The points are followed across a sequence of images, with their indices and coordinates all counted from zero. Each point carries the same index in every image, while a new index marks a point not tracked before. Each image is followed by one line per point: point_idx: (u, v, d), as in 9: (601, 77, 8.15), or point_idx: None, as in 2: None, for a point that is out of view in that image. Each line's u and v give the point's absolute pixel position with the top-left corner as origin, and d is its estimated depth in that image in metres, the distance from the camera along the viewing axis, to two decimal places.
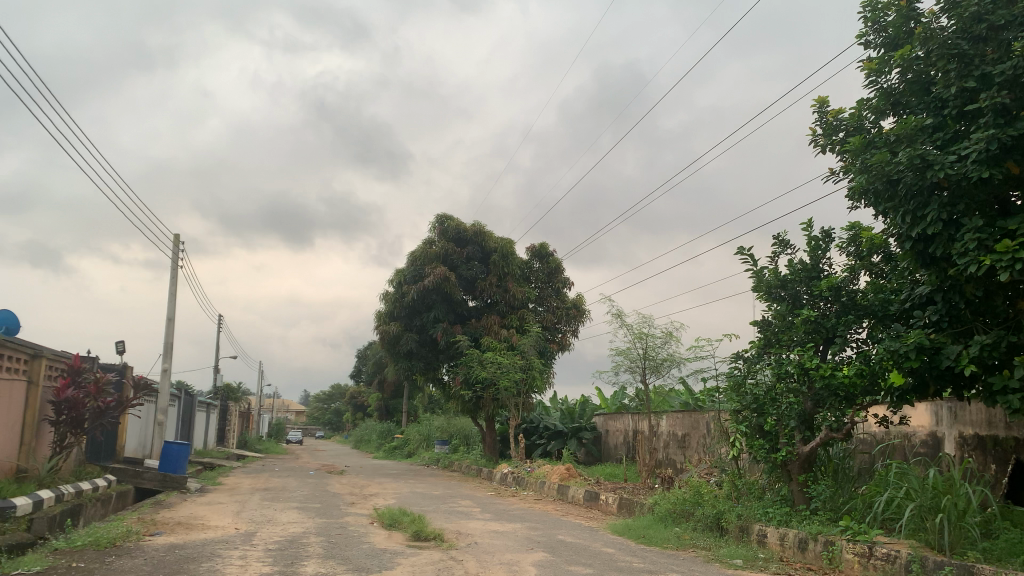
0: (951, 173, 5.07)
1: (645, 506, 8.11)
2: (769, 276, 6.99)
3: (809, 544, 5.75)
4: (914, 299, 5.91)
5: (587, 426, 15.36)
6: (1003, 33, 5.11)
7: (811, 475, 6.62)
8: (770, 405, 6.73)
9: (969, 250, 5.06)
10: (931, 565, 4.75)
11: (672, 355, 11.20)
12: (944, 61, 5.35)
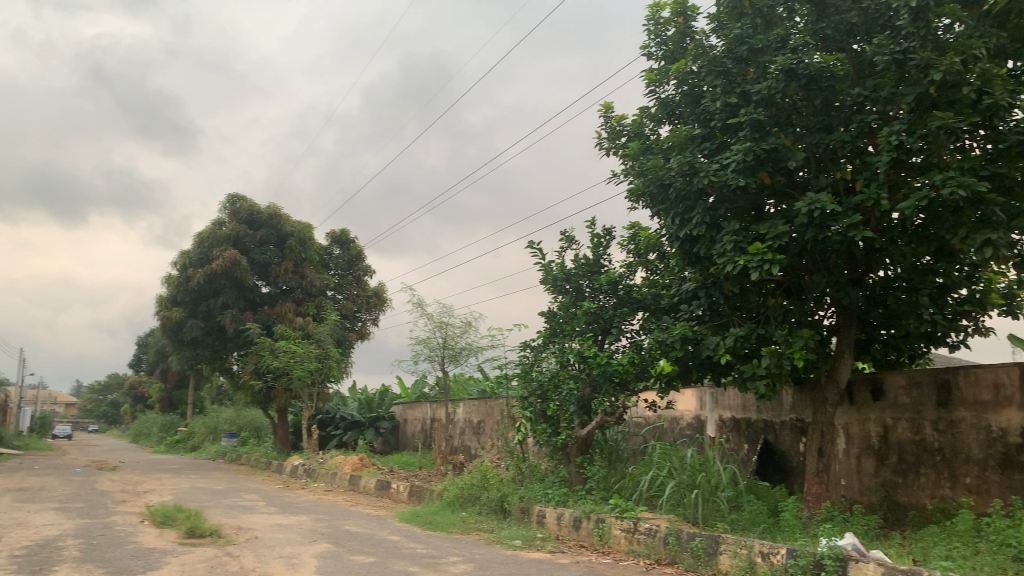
0: (714, 180, 5.55)
1: (434, 492, 8.23)
2: (556, 269, 7.26)
3: (583, 522, 6.09)
4: (682, 294, 6.47)
5: (385, 415, 15.33)
6: (762, 56, 5.64)
7: (588, 457, 7.06)
8: (553, 391, 6.97)
9: (726, 251, 5.59)
10: (685, 537, 5.18)
11: (469, 344, 11.41)
12: (711, 77, 5.84)
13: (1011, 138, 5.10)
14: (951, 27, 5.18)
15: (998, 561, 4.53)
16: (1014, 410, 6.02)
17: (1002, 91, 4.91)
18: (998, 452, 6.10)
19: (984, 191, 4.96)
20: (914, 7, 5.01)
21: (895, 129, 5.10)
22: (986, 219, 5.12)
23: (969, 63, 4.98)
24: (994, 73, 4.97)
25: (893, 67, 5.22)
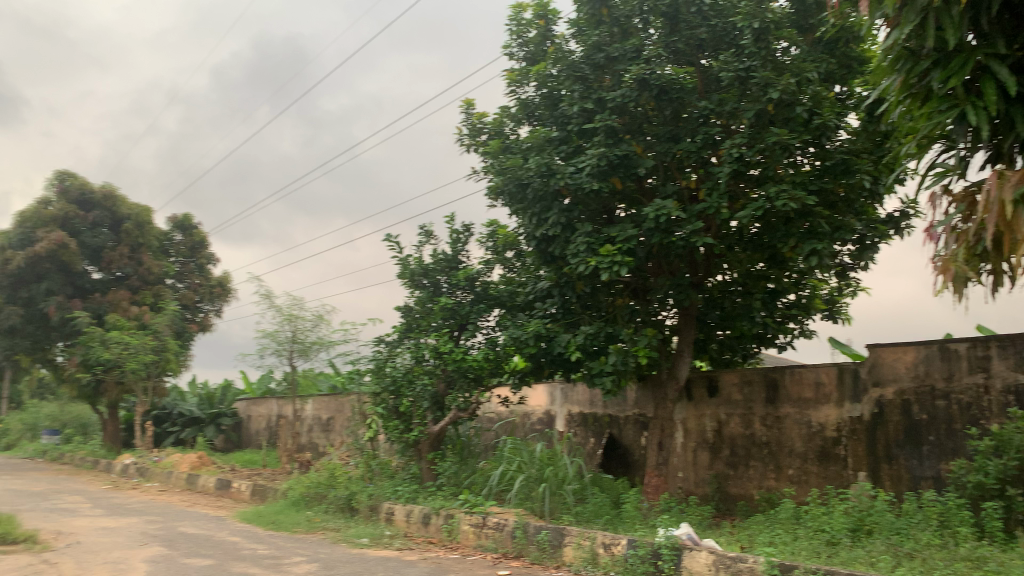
0: (569, 182, 5.69)
1: (278, 491, 7.95)
2: (414, 264, 7.15)
3: (432, 518, 6.06)
4: (537, 292, 6.60)
5: (227, 411, 14.68)
6: (616, 64, 5.81)
7: (440, 452, 7.05)
8: (406, 387, 6.82)
9: (580, 252, 5.74)
10: (532, 530, 5.24)
11: (321, 339, 11.10)
12: (569, 81, 5.97)
13: (835, 156, 5.58)
14: (788, 50, 5.61)
15: (814, 545, 4.92)
16: (831, 406, 6.67)
17: (830, 114, 5.43)
18: (817, 445, 6.72)
19: (813, 204, 5.45)
20: (757, 28, 5.39)
21: (736, 142, 5.41)
22: (812, 230, 5.61)
23: (802, 85, 5.45)
24: (824, 96, 5.53)
25: (736, 83, 5.57)
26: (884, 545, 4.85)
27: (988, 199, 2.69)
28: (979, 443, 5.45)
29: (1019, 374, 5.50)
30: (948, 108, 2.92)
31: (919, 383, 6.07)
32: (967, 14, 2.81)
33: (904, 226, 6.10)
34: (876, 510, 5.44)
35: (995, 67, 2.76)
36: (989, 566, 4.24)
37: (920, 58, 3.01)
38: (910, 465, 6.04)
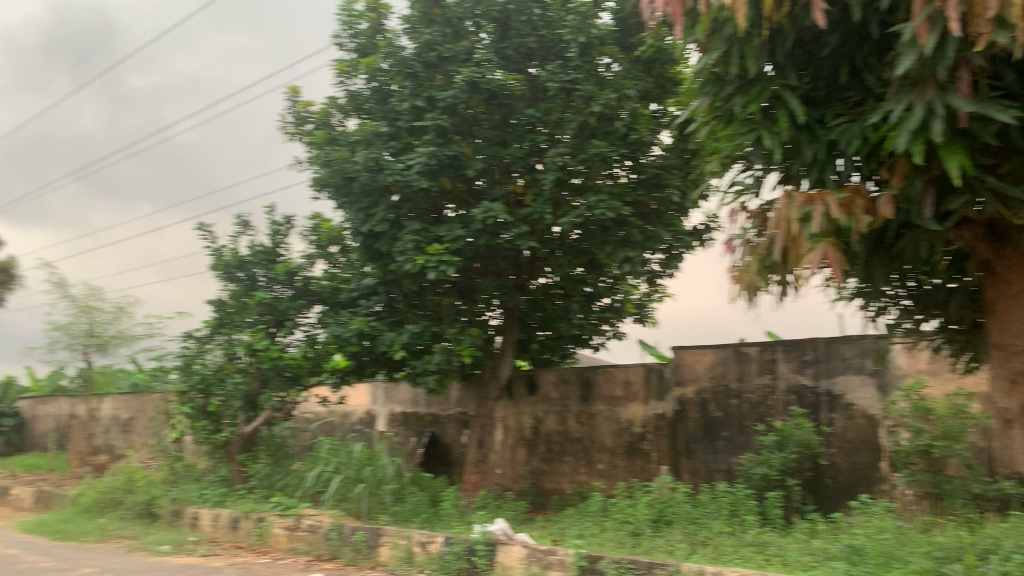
0: (397, 178, 5.63)
1: (66, 498, 7.28)
2: (229, 254, 6.77)
3: (241, 522, 5.79)
4: (361, 289, 6.44)
5: (7, 412, 13.26)
6: (447, 64, 5.83)
7: (252, 454, 6.74)
8: (216, 385, 6.45)
9: (407, 250, 5.72)
10: (348, 531, 5.12)
11: (122, 333, 10.30)
12: (400, 77, 5.92)
13: (649, 171, 5.97)
14: (610, 66, 5.90)
15: (619, 537, 5.19)
16: (638, 404, 7.09)
17: (645, 131, 5.86)
18: (625, 441, 7.12)
19: (628, 214, 5.79)
20: (582, 43, 5.68)
21: (561, 151, 5.64)
22: (627, 239, 5.95)
23: (621, 101, 5.75)
24: (640, 114, 5.90)
25: (562, 93, 5.78)
26: (681, 534, 5.20)
27: (777, 217, 2.93)
28: (764, 438, 6.01)
29: (799, 375, 6.19)
30: (748, 131, 3.19)
31: (715, 383, 6.63)
32: (765, 46, 3.07)
33: (707, 239, 6.60)
34: (675, 501, 5.84)
35: (787, 97, 3.05)
36: (769, 549, 4.67)
37: (724, 83, 3.26)
38: (706, 458, 6.59)
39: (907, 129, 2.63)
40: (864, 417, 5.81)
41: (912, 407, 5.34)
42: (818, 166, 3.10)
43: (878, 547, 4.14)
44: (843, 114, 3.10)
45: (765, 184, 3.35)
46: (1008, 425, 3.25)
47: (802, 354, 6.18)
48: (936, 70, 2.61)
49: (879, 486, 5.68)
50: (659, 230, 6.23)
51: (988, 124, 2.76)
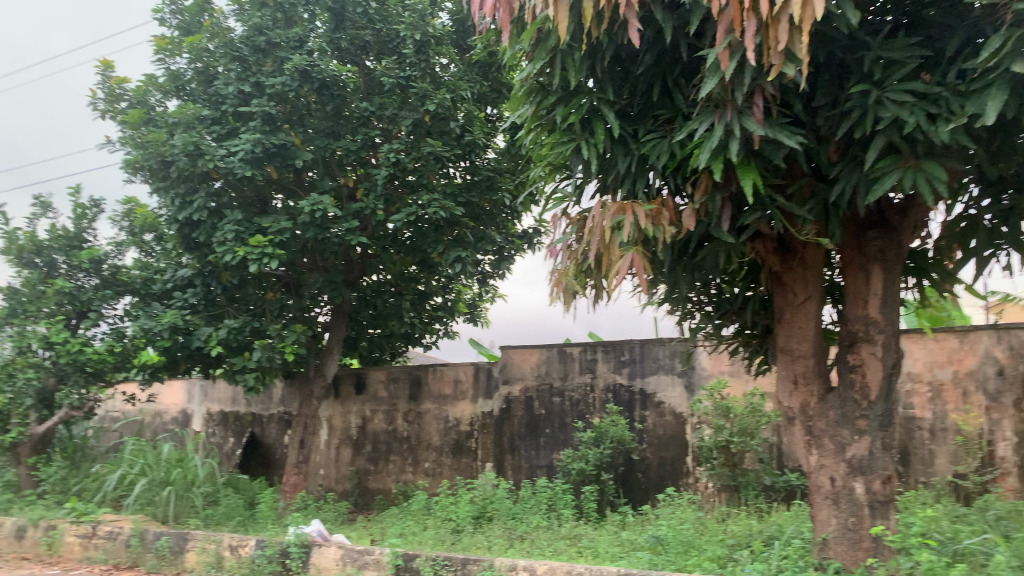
0: (219, 165, 5.34)
1: None
2: (24, 238, 6.11)
3: (28, 531, 5.29)
4: (176, 280, 6.11)
5: None
6: (278, 51, 5.58)
7: (45, 456, 6.18)
8: (4, 382, 5.87)
9: (227, 240, 5.45)
10: (151, 537, 4.82)
11: None
12: (225, 60, 5.61)
13: (483, 173, 6.02)
14: (447, 66, 5.92)
15: (438, 534, 5.22)
16: (466, 402, 7.17)
17: (479, 133, 5.84)
18: (451, 439, 7.17)
19: (460, 214, 5.82)
20: (418, 40, 5.66)
21: (394, 147, 5.59)
22: (459, 239, 5.97)
23: (456, 102, 5.77)
24: (474, 116, 5.89)
25: (397, 90, 5.74)
26: (500, 529, 5.30)
27: (592, 225, 2.99)
28: (583, 435, 6.25)
29: (616, 375, 6.53)
30: (568, 141, 3.28)
31: (540, 382, 6.86)
32: (586, 60, 3.18)
33: (536, 242, 6.77)
34: (496, 498, 5.95)
35: (605, 110, 3.17)
36: (582, 542, 4.87)
37: (547, 92, 3.35)
38: (529, 455, 6.78)
39: (708, 147, 2.81)
40: (672, 414, 6.25)
41: (715, 405, 5.76)
42: (631, 177, 3.25)
43: (678, 536, 4.41)
44: (654, 130, 3.26)
45: (584, 192, 3.47)
46: (790, 422, 3.58)
47: (619, 354, 6.54)
48: (734, 95, 2.81)
49: (685, 479, 6.10)
50: (491, 231, 6.32)
51: (779, 148, 3.00)
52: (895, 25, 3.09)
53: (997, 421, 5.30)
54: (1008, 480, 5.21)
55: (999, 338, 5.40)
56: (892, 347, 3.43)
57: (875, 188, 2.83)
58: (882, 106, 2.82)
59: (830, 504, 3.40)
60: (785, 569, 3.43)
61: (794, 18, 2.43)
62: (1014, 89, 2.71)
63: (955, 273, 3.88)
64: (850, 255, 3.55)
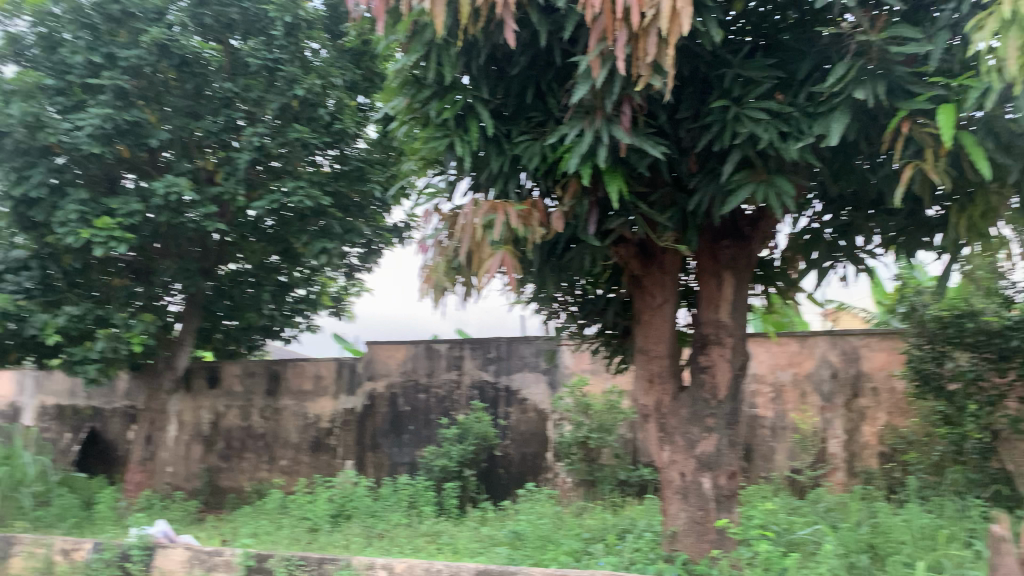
0: (63, 140, 4.90)
1: None
2: None
3: None
4: (8, 262, 5.56)
5: None
6: (135, 22, 5.15)
7: None
8: None
9: (70, 221, 5.04)
10: None
11: None
12: (73, 27, 5.03)
13: (353, 162, 5.94)
14: (318, 52, 5.75)
15: (294, 533, 5.05)
16: (328, 397, 7.00)
17: (350, 122, 5.78)
18: (311, 435, 6.97)
19: (327, 204, 5.66)
20: (288, 22, 5.47)
21: (259, 131, 5.36)
22: (325, 230, 5.82)
23: (326, 88, 5.69)
24: (345, 104, 5.82)
25: (263, 72, 5.48)
26: (359, 527, 5.20)
27: (463, 222, 2.98)
28: (446, 432, 6.25)
29: (482, 372, 6.59)
30: (442, 137, 3.26)
31: (405, 378, 6.80)
32: (462, 57, 3.18)
33: (405, 236, 6.70)
34: (356, 495, 5.84)
35: (479, 109, 3.17)
36: (442, 538, 4.86)
37: (422, 86, 3.31)
38: (391, 452, 6.70)
39: (578, 152, 2.87)
40: (535, 411, 6.38)
41: (576, 402, 5.97)
42: (503, 177, 3.27)
43: (536, 531, 4.48)
44: (527, 131, 3.30)
45: (455, 189, 3.45)
46: (644, 419, 3.69)
47: (485, 352, 6.60)
48: (604, 102, 2.89)
49: (545, 475, 6.24)
50: (359, 223, 6.18)
51: (644, 156, 3.11)
52: (753, 46, 3.28)
53: (830, 420, 5.74)
54: (837, 474, 5.65)
55: (834, 343, 5.84)
56: (739, 350, 3.64)
57: (730, 200, 2.99)
58: (740, 122, 2.98)
59: (679, 498, 3.55)
60: (637, 561, 3.56)
61: (662, 32, 2.52)
62: (855, 114, 2.94)
63: (798, 282, 4.17)
64: (705, 262, 3.73)
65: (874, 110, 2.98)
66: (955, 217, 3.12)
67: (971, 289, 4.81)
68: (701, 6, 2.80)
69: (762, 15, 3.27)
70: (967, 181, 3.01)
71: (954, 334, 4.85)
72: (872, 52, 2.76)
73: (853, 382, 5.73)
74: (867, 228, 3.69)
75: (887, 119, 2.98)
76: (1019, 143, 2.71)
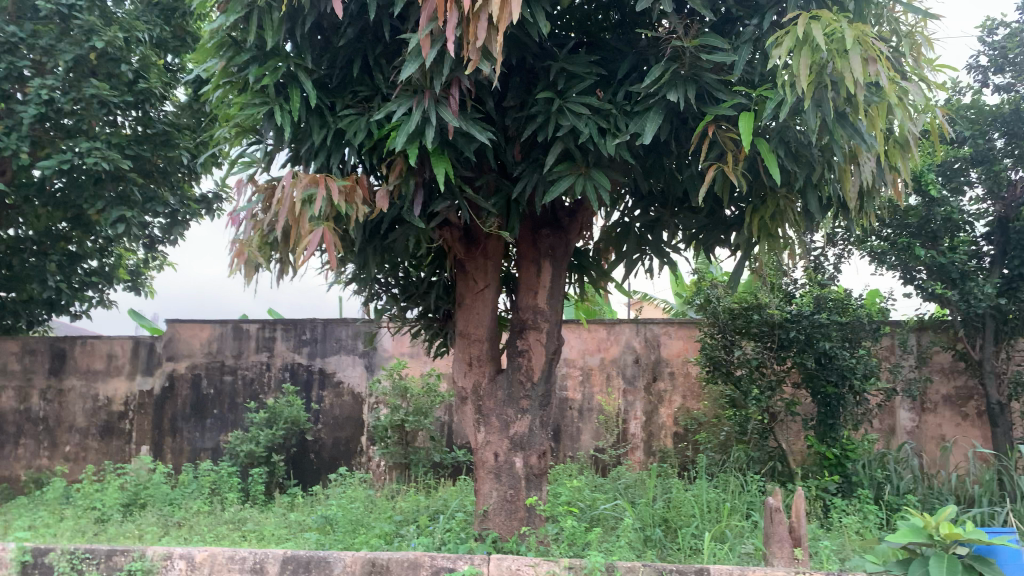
0: None
1: None
2: None
3: None
4: None
5: None
6: None
7: None
8: None
9: None
10: None
11: None
12: None
13: (157, 126, 5.44)
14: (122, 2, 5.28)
15: (78, 525, 4.62)
16: (121, 379, 6.48)
17: (156, 82, 5.27)
18: (100, 420, 6.43)
19: (127, 169, 5.21)
20: None
21: (47, 83, 4.84)
22: (124, 196, 5.35)
23: (130, 43, 5.17)
24: (152, 62, 5.32)
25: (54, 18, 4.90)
26: (154, 516, 4.86)
27: (281, 195, 2.82)
28: (255, 416, 5.99)
29: (295, 354, 6.38)
30: (260, 104, 3.06)
31: (210, 359, 6.44)
32: (286, 23, 3.02)
33: (215, 208, 6.31)
34: (151, 483, 5.46)
35: (302, 78, 3.02)
36: (247, 525, 4.65)
37: (240, 49, 3.11)
38: (192, 437, 6.33)
39: (405, 131, 2.82)
40: (350, 395, 6.30)
41: (393, 384, 5.87)
42: (325, 151, 3.14)
43: (347, 515, 4.41)
44: (352, 106, 3.19)
45: (274, 160, 3.28)
46: (462, 401, 3.72)
47: (299, 333, 6.40)
48: (432, 83, 2.85)
49: (358, 459, 6.20)
50: (164, 191, 5.74)
51: (471, 141, 3.12)
52: (578, 41, 3.40)
53: (631, 402, 6.11)
54: (636, 453, 6.03)
55: (638, 330, 6.20)
56: (554, 335, 3.77)
57: (552, 190, 3.08)
58: (563, 115, 3.06)
59: (492, 477, 3.61)
60: (448, 541, 3.59)
61: (493, 18, 2.53)
62: (667, 116, 3.12)
63: (609, 272, 4.39)
64: (525, 249, 3.83)
65: (684, 113, 3.18)
66: (750, 217, 3.41)
67: (758, 285, 5.23)
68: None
69: (587, 13, 3.42)
70: (760, 184, 3.29)
71: (742, 324, 5.31)
72: (685, 58, 2.92)
73: (653, 366, 6.12)
74: (673, 225, 3.93)
75: (695, 122, 3.19)
76: (805, 152, 2.99)
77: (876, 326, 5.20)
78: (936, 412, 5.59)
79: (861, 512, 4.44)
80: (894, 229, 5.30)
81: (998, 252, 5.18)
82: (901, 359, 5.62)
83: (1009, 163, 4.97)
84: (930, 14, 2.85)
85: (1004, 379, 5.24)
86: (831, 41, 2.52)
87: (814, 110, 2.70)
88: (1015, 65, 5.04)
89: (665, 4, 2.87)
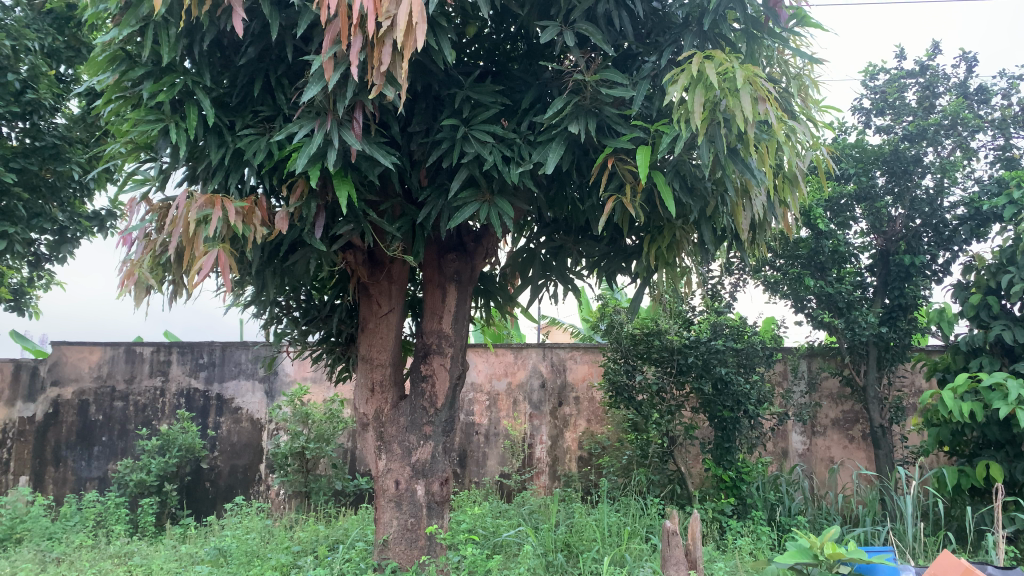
0: None
1: None
2: None
3: None
4: None
5: None
6: None
7: None
8: None
9: None
10: None
11: None
12: None
13: (47, 139, 5.15)
14: (10, 8, 5.00)
15: None
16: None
17: (46, 93, 5.07)
18: None
19: (11, 183, 4.91)
20: None
21: None
22: (8, 211, 5.03)
23: (18, 52, 4.90)
24: (42, 73, 5.09)
25: None
26: (30, 552, 4.55)
27: (175, 214, 2.67)
28: (146, 443, 5.73)
29: (191, 378, 6.18)
30: (154, 120, 2.92)
31: (100, 383, 6.14)
32: (182, 39, 2.91)
33: (108, 225, 5.98)
34: (29, 517, 5.13)
35: (199, 96, 2.89)
36: (134, 559, 4.42)
37: (135, 63, 2.98)
38: (78, 466, 6.00)
39: (307, 153, 2.72)
40: (249, 421, 6.16)
41: (294, 411, 5.76)
42: (223, 171, 3.03)
43: (241, 547, 4.24)
44: (251, 126, 3.09)
45: (169, 179, 3.16)
46: (363, 428, 3.64)
47: (196, 357, 6.20)
48: (336, 106, 2.78)
49: (256, 487, 6.04)
50: (52, 207, 5.44)
51: (374, 165, 3.07)
52: (484, 69, 3.43)
53: (538, 426, 6.15)
54: (541, 478, 6.06)
55: (545, 354, 6.27)
56: (457, 360, 3.75)
57: (457, 216, 3.04)
58: (467, 142, 3.05)
59: (393, 506, 3.53)
60: (346, 571, 3.48)
61: (397, 44, 2.47)
62: (569, 147, 3.16)
63: (514, 297, 4.43)
64: (431, 274, 3.82)
65: (586, 145, 3.24)
66: (648, 246, 3.49)
67: (659, 311, 5.39)
68: (437, 26, 2.81)
69: (496, 43, 3.47)
70: (658, 216, 3.37)
71: (644, 350, 5.42)
72: (587, 92, 2.98)
73: (558, 391, 6.19)
74: (576, 252, 3.99)
75: (595, 154, 3.25)
76: (700, 186, 3.09)
77: (769, 352, 5.45)
78: (826, 435, 5.85)
79: (754, 533, 4.58)
80: (786, 259, 5.56)
81: (879, 283, 5.55)
82: (793, 384, 5.88)
83: (888, 200, 5.29)
84: (816, 59, 2.99)
85: (886, 404, 5.55)
86: (723, 81, 2.58)
87: (708, 145, 2.77)
88: (894, 109, 5.38)
89: (568, 37, 2.90)
